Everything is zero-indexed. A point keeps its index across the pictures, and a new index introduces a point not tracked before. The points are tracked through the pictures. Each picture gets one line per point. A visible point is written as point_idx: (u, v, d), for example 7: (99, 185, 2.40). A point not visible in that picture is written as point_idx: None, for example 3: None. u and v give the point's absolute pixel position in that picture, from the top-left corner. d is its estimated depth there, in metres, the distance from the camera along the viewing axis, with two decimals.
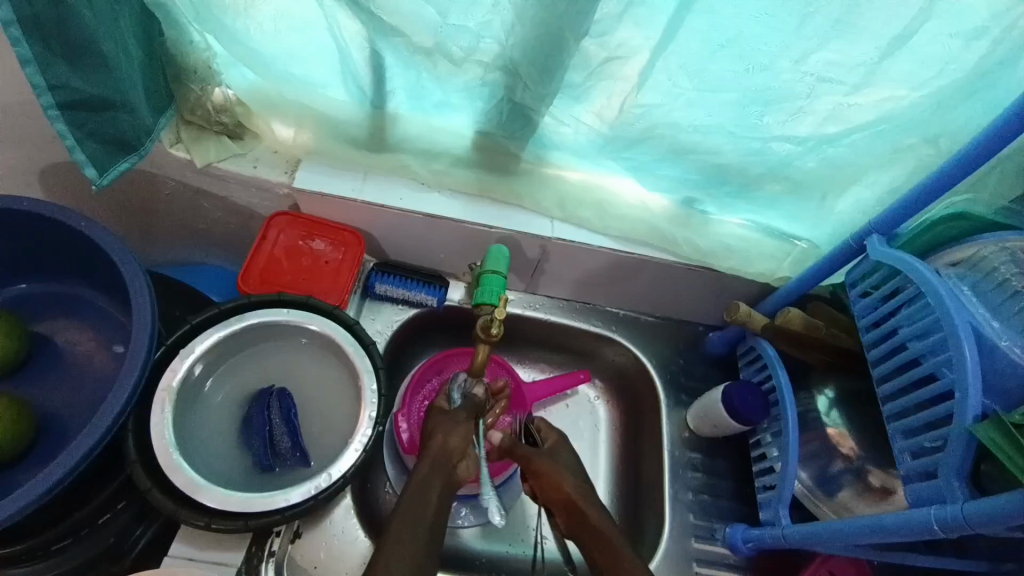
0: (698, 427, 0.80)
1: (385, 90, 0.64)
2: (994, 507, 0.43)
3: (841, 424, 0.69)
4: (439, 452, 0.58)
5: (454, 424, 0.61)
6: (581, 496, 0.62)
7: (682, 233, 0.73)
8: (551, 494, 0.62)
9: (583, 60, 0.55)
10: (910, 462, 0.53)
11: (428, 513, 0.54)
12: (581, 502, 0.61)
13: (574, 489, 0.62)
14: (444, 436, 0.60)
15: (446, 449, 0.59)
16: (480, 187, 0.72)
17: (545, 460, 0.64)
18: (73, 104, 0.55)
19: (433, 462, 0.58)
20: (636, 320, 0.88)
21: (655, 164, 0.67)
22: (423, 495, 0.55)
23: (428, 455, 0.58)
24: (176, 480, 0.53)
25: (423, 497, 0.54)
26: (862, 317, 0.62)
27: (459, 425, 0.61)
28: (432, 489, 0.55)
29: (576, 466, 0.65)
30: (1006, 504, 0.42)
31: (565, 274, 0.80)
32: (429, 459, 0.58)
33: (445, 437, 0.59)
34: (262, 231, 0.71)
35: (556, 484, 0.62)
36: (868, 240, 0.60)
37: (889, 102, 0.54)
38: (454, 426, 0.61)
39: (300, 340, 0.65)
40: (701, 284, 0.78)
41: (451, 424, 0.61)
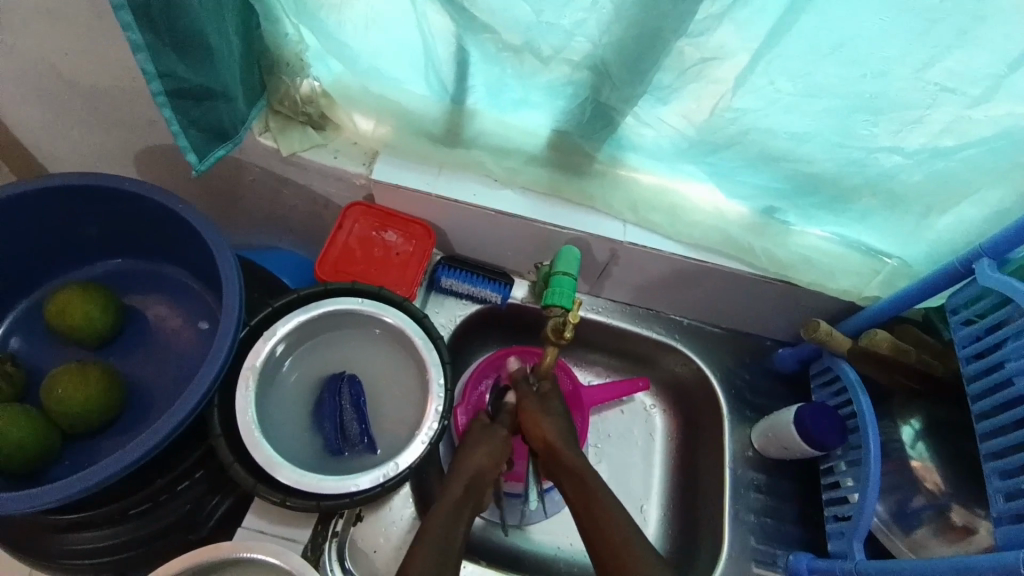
0: (763, 446, 0.76)
1: (466, 86, 0.64)
2: None
3: (928, 458, 0.65)
4: (472, 470, 0.62)
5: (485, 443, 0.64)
6: (560, 440, 0.64)
7: (761, 243, 0.70)
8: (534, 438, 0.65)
9: (676, 60, 0.53)
10: (1003, 504, 0.49)
11: (460, 530, 0.56)
12: (565, 450, 0.63)
13: (554, 434, 0.64)
14: (475, 453, 0.63)
15: (479, 467, 0.62)
16: (552, 186, 0.72)
17: (532, 407, 0.66)
18: (178, 92, 0.58)
19: (461, 482, 0.60)
20: (700, 330, 0.85)
21: (739, 171, 0.64)
22: (453, 518, 0.57)
23: (462, 472, 0.62)
24: (257, 457, 0.55)
25: (451, 517, 0.57)
26: (962, 348, 0.57)
27: (490, 446, 0.64)
28: (461, 513, 0.58)
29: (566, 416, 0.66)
30: None
31: (631, 278, 0.78)
32: (461, 475, 0.61)
33: (482, 458, 0.63)
34: (337, 220, 0.73)
35: (539, 429, 0.64)
36: (976, 263, 0.55)
37: (1015, 118, 0.49)
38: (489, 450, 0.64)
39: (371, 330, 0.66)
40: (776, 298, 0.75)
41: (490, 440, 0.65)
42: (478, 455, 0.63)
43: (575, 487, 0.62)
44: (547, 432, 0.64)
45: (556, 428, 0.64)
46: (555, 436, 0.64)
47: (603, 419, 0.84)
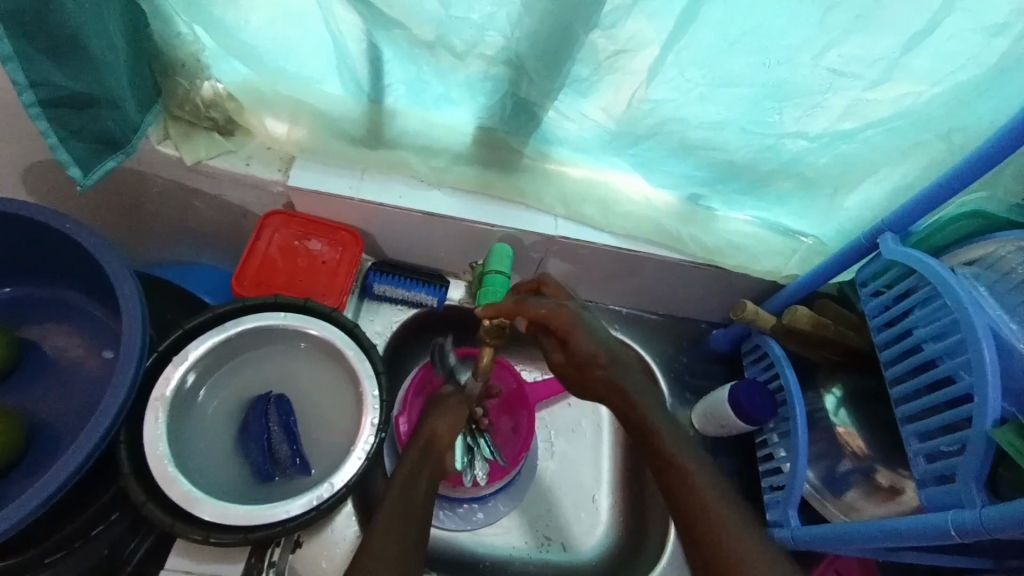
0: (703, 426, 0.79)
1: (383, 84, 0.61)
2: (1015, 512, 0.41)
3: (849, 423, 0.68)
4: (429, 441, 0.59)
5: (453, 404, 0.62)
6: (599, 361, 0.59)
7: (687, 229, 0.71)
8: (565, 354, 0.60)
9: (590, 53, 0.53)
10: (925, 465, 0.51)
11: (418, 502, 0.54)
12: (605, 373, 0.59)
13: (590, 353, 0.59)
14: (434, 421, 0.60)
15: (435, 436, 0.59)
16: (481, 183, 0.70)
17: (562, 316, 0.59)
18: (56, 101, 0.53)
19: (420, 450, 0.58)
20: (639, 318, 0.87)
21: (662, 161, 0.65)
22: (411, 485, 0.55)
23: (419, 439, 0.59)
24: (172, 494, 0.51)
25: (411, 486, 0.55)
26: (874, 318, 0.60)
27: (451, 414, 0.61)
28: (420, 480, 0.56)
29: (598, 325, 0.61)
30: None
31: (568, 272, 0.79)
32: (415, 440, 0.59)
33: (440, 424, 0.60)
34: (255, 232, 0.69)
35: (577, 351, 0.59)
36: (880, 237, 0.58)
37: (907, 98, 0.52)
38: (448, 413, 0.61)
39: (299, 344, 0.62)
40: (707, 282, 0.77)
41: (446, 409, 0.61)
42: (437, 425, 0.60)
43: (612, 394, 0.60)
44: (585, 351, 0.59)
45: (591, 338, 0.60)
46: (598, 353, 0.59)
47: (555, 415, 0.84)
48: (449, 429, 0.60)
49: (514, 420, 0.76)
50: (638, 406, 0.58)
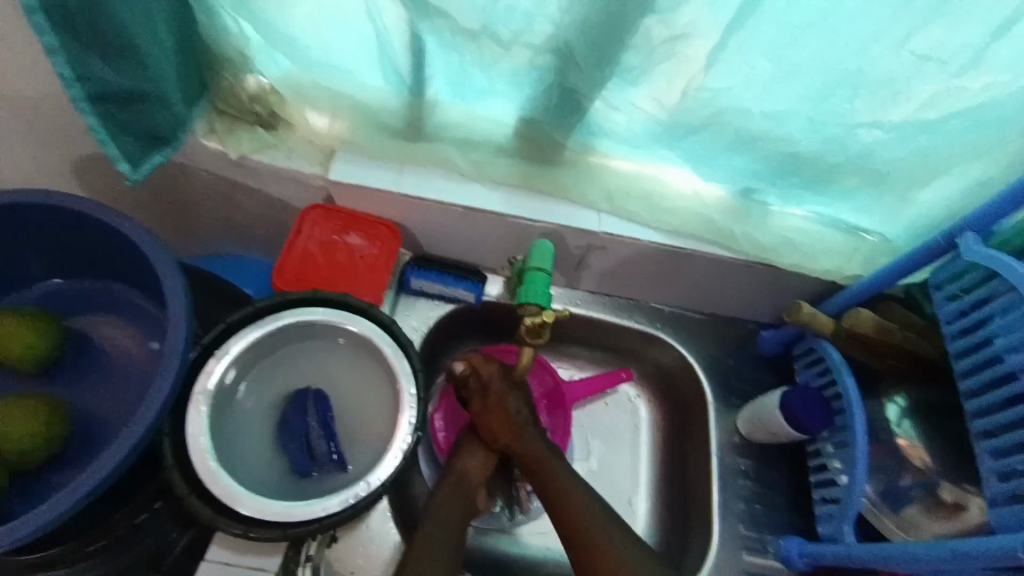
0: (750, 432, 0.75)
1: (424, 76, 0.60)
2: None
3: (914, 436, 0.64)
4: (461, 481, 0.59)
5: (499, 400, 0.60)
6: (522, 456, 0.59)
7: (739, 226, 0.68)
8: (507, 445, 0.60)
9: (644, 40, 0.49)
10: (999, 485, 0.48)
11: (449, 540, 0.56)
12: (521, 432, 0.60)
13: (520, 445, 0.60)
14: (464, 461, 0.61)
15: (467, 476, 0.60)
16: (522, 178, 0.68)
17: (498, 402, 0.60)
18: (103, 96, 0.53)
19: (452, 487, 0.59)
20: (682, 318, 0.83)
21: (716, 154, 0.62)
22: (446, 518, 0.57)
23: (450, 479, 0.60)
24: (215, 489, 0.51)
25: (444, 516, 0.57)
26: (947, 323, 0.56)
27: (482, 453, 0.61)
28: (454, 508, 0.58)
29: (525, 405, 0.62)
30: None
31: (609, 269, 0.76)
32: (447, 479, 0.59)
33: (484, 421, 0.60)
34: (295, 226, 0.68)
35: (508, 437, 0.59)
36: (958, 238, 0.53)
37: (1001, 84, 0.47)
38: (479, 454, 0.61)
39: (337, 340, 0.62)
40: (757, 282, 0.73)
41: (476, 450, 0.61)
42: (465, 465, 0.60)
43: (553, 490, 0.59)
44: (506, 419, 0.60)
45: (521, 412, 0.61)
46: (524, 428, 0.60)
47: (594, 416, 0.82)
48: (479, 469, 0.61)
49: (552, 420, 0.75)
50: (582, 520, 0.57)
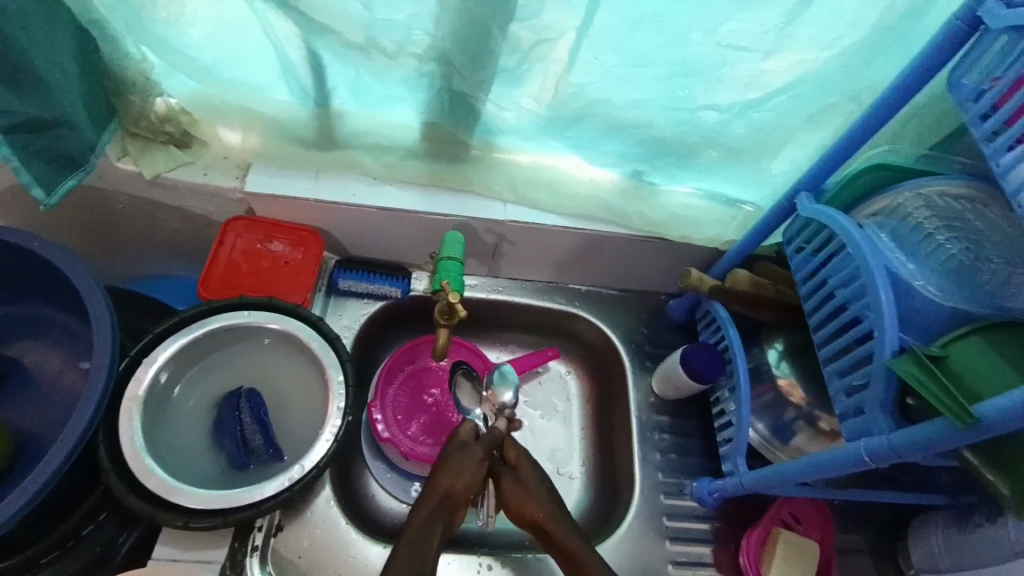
0: (663, 391, 0.83)
1: (326, 88, 0.65)
2: (917, 434, 0.43)
3: (791, 374, 0.72)
4: (447, 494, 0.61)
5: (465, 461, 0.64)
6: (547, 518, 0.64)
7: (632, 205, 0.76)
8: (518, 516, 0.65)
9: (514, 44, 0.57)
10: (844, 401, 0.53)
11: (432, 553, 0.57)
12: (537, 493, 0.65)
13: (538, 512, 0.64)
14: (452, 474, 0.63)
15: (451, 491, 0.62)
16: (433, 176, 0.74)
17: (512, 484, 0.65)
18: (16, 127, 0.58)
19: (435, 504, 0.60)
20: (598, 295, 0.91)
21: (598, 141, 0.69)
22: (427, 528, 0.59)
23: (434, 493, 0.61)
24: (150, 485, 0.54)
25: (427, 535, 0.58)
26: (799, 272, 0.63)
27: (472, 465, 0.64)
28: (434, 532, 0.59)
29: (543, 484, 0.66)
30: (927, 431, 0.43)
31: (522, 254, 0.83)
32: (431, 493, 0.61)
33: (452, 479, 0.62)
34: (218, 237, 0.72)
35: (519, 507, 0.64)
36: (798, 198, 0.62)
37: (803, 64, 0.57)
38: (465, 467, 0.63)
39: (262, 341, 0.66)
40: (655, 254, 0.81)
41: (466, 461, 0.64)
42: (452, 478, 0.62)
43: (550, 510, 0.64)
44: (531, 509, 0.64)
45: (537, 498, 0.65)
46: (541, 509, 0.64)
47: (533, 397, 0.88)
48: (463, 485, 0.62)
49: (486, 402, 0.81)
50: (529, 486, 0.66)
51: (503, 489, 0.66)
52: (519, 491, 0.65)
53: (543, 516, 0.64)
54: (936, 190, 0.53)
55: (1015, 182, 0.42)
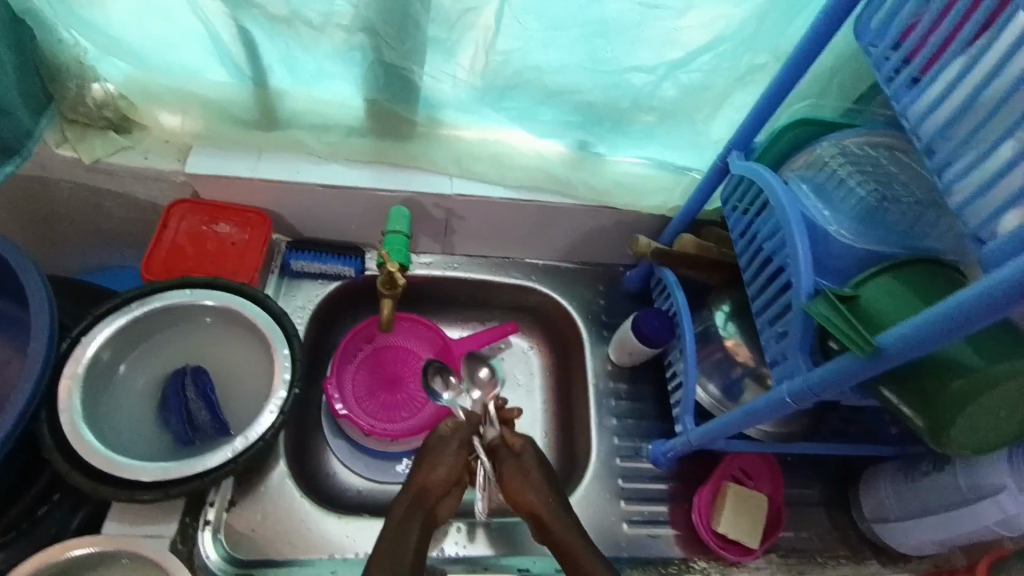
0: (618, 358, 0.84)
1: (262, 66, 0.65)
2: (829, 372, 0.44)
3: (737, 335, 0.74)
4: (425, 492, 0.61)
5: (444, 455, 0.63)
6: (546, 510, 0.62)
7: (577, 175, 0.77)
8: (518, 505, 0.63)
9: (439, 12, 0.58)
10: (772, 348, 0.54)
11: (410, 543, 0.59)
12: (535, 488, 0.63)
13: (536, 504, 0.62)
14: (429, 469, 0.62)
15: (431, 486, 0.62)
16: (377, 152, 0.75)
17: (512, 473, 0.63)
18: None
19: (413, 500, 0.61)
20: (555, 269, 0.92)
21: (536, 110, 0.70)
22: (407, 528, 0.60)
23: (413, 490, 0.62)
24: (91, 460, 0.54)
25: (405, 536, 0.59)
26: (735, 230, 0.64)
27: (449, 462, 0.63)
28: (413, 528, 0.60)
29: (544, 473, 0.64)
30: (836, 369, 0.44)
31: (473, 229, 0.83)
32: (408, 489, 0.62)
33: (427, 474, 0.62)
34: (162, 222, 0.72)
35: (518, 499, 0.63)
36: (729, 158, 0.63)
37: (719, 21, 0.58)
38: (442, 462, 0.63)
39: (203, 320, 0.66)
40: (604, 223, 0.82)
41: (441, 458, 0.63)
42: (427, 473, 0.62)
43: (546, 509, 0.62)
44: (529, 501, 0.62)
45: (536, 490, 0.62)
46: (539, 504, 0.62)
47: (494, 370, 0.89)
48: (440, 477, 0.62)
49: None
50: (528, 481, 0.63)
51: (502, 474, 0.63)
52: (518, 479, 0.63)
53: (545, 511, 0.62)
54: (854, 141, 0.54)
55: (916, 117, 0.43)
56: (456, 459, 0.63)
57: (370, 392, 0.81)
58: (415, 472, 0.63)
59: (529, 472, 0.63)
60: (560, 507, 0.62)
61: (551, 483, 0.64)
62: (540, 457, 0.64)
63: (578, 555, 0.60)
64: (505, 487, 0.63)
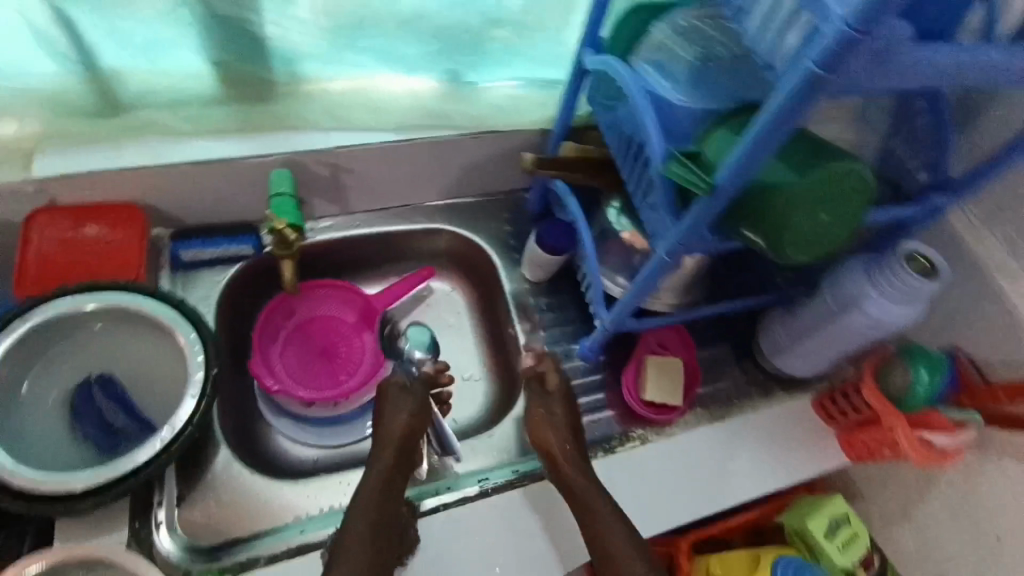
0: (534, 275, 0.88)
1: (87, 44, 0.61)
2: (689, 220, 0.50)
3: (631, 226, 0.76)
4: (399, 441, 0.67)
5: (403, 405, 0.69)
6: (562, 452, 0.68)
7: (453, 106, 0.78)
8: (537, 444, 0.70)
9: None
10: (649, 219, 0.59)
11: (390, 494, 0.63)
12: (555, 433, 0.69)
13: (556, 445, 0.68)
14: (394, 418, 0.68)
15: (400, 434, 0.67)
16: (243, 121, 0.72)
17: (540, 413, 0.71)
18: None
19: (386, 451, 0.66)
20: (459, 207, 0.93)
21: (393, 44, 0.71)
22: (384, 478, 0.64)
23: (385, 442, 0.67)
24: (13, 483, 0.53)
25: (384, 485, 0.63)
26: (603, 126, 0.68)
27: (410, 407, 0.69)
28: (393, 478, 0.64)
29: (567, 418, 0.71)
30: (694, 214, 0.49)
31: (365, 182, 0.83)
32: (381, 442, 0.67)
33: (398, 422, 0.68)
34: (22, 233, 0.67)
35: (540, 438, 0.70)
36: (583, 57, 0.67)
37: None
38: (407, 407, 0.69)
39: (93, 328, 0.63)
40: (490, 149, 0.84)
41: (403, 407, 0.69)
42: (398, 421, 0.68)
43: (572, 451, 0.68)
44: (549, 441, 0.69)
45: (552, 427, 0.70)
46: (559, 444, 0.68)
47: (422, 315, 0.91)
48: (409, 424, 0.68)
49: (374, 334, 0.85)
50: (551, 423, 0.70)
51: (532, 411, 0.72)
52: (539, 418, 0.70)
53: (560, 449, 0.68)
54: (682, 18, 0.59)
55: None
56: (415, 403, 0.70)
57: (301, 363, 0.82)
58: (382, 426, 0.68)
59: (557, 415, 0.71)
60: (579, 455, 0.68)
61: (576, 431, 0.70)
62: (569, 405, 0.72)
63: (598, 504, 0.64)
64: (530, 425, 0.71)
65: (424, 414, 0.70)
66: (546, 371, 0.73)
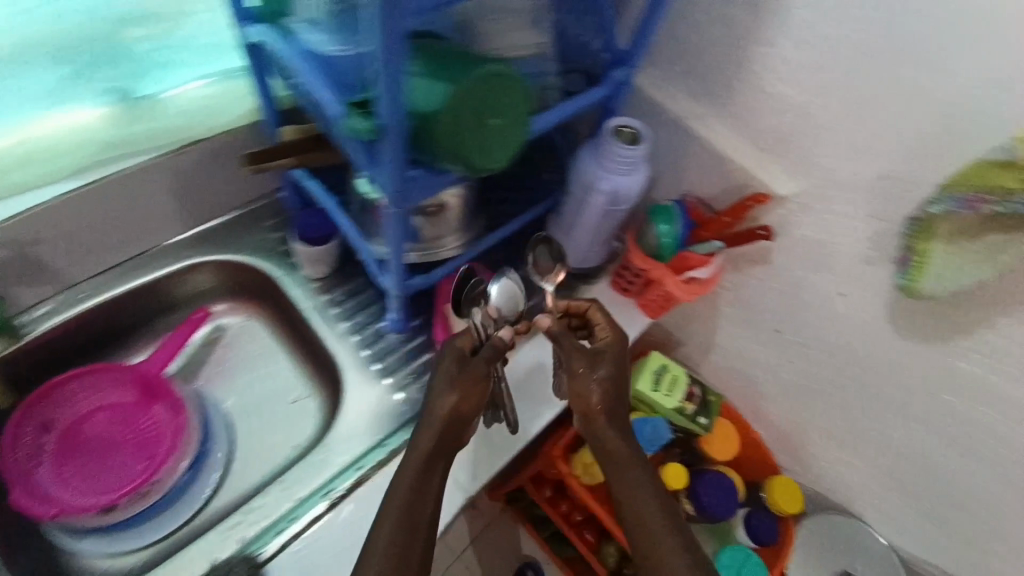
0: (317, 272, 0.82)
1: None
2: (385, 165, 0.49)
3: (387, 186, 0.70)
4: (449, 423, 0.62)
5: (454, 385, 0.63)
6: (601, 412, 0.65)
7: (134, 126, 0.71)
8: (573, 402, 0.66)
9: None
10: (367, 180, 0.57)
11: (430, 489, 0.61)
12: (593, 399, 0.65)
13: (598, 405, 0.65)
14: (445, 401, 0.62)
15: (453, 413, 0.62)
16: None
17: (582, 370, 0.65)
18: None
19: (431, 431, 0.62)
20: (209, 233, 0.82)
21: (20, 77, 0.66)
22: (421, 476, 0.61)
23: (431, 423, 0.62)
24: None
25: (425, 482, 0.61)
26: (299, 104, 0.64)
27: (463, 389, 0.63)
28: (433, 473, 0.62)
29: (613, 376, 0.66)
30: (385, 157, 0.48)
31: (70, 247, 0.72)
32: (430, 423, 0.63)
33: (457, 403, 0.62)
34: None
35: (578, 394, 0.65)
36: (243, 31, 0.60)
37: None
38: (469, 385, 0.63)
39: None
40: (204, 162, 0.76)
41: (463, 386, 0.63)
42: (448, 402, 0.62)
43: (612, 420, 0.66)
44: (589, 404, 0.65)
45: (601, 390, 0.65)
46: (599, 408, 0.65)
47: (220, 360, 0.84)
48: (462, 405, 0.63)
49: (163, 405, 0.74)
50: (585, 386, 0.65)
51: (568, 367, 0.66)
52: (586, 379, 0.65)
53: (595, 412, 0.65)
54: None
55: None
56: (473, 376, 0.63)
57: (89, 470, 0.71)
58: (432, 400, 0.63)
59: (599, 384, 0.65)
60: (619, 426, 0.66)
61: (620, 398, 0.67)
62: (617, 365, 0.66)
63: (636, 487, 0.64)
64: (566, 392, 0.65)
65: (478, 394, 0.64)
66: (590, 311, 0.70)
